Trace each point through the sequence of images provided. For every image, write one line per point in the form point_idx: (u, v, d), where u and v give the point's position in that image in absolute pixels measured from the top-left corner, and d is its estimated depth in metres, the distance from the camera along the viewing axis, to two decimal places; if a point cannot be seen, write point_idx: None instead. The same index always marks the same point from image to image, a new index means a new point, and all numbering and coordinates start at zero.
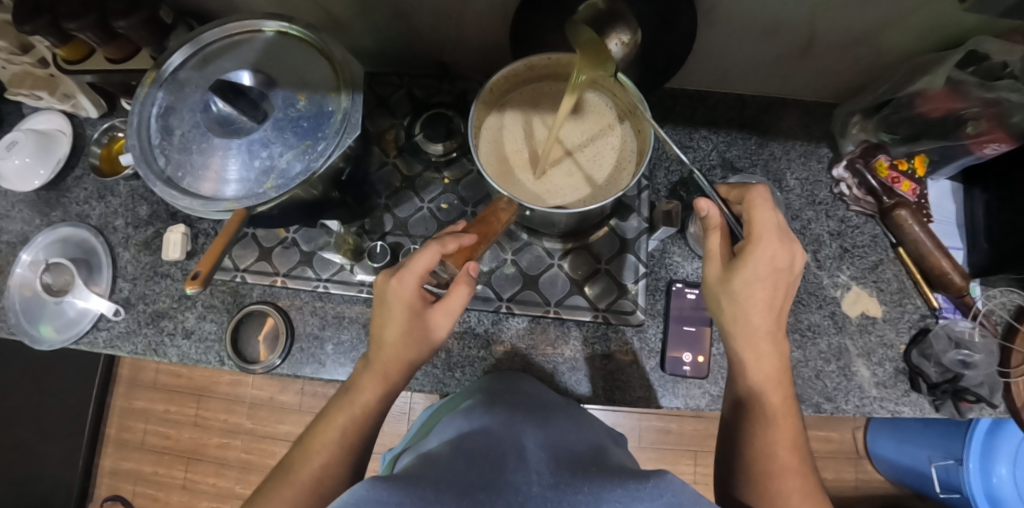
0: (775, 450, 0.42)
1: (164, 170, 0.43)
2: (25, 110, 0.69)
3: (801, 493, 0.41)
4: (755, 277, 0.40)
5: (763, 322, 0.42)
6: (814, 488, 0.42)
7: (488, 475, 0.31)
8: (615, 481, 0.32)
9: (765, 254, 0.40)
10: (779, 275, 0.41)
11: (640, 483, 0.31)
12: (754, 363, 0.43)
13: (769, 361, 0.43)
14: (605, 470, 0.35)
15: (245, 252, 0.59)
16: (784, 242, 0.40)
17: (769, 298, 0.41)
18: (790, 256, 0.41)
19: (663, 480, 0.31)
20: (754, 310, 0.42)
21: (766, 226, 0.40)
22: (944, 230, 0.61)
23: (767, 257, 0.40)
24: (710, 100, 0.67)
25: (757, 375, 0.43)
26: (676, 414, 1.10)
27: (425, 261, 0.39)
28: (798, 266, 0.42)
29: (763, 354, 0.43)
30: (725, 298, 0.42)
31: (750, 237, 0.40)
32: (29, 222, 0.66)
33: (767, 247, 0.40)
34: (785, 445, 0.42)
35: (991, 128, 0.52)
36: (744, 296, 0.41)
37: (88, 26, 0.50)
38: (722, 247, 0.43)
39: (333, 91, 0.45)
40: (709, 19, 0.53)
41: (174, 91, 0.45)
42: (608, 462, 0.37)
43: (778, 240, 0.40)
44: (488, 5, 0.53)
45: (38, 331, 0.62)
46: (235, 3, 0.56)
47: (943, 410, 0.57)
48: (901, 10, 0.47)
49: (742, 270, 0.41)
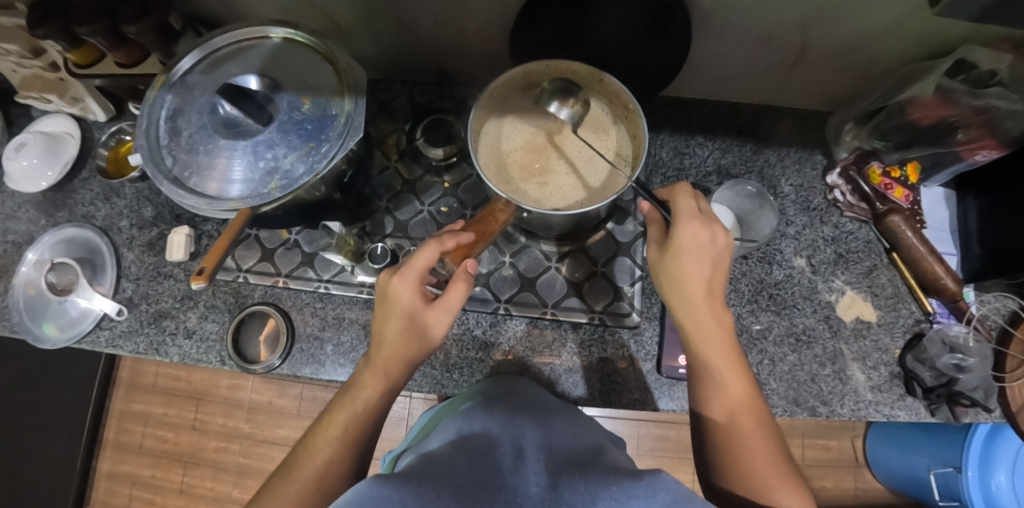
0: (735, 426, 0.42)
1: (171, 170, 0.45)
2: (34, 114, 0.71)
3: (767, 459, 0.40)
4: (684, 252, 0.43)
5: (698, 292, 0.43)
6: (779, 450, 0.41)
7: (488, 477, 0.32)
8: (610, 479, 0.32)
9: (688, 232, 0.43)
10: (704, 247, 0.43)
11: (634, 482, 0.32)
12: (697, 334, 0.43)
13: (715, 330, 0.43)
14: (602, 468, 0.35)
15: (248, 253, 0.61)
16: (705, 222, 0.44)
17: (702, 270, 0.43)
18: (712, 233, 0.43)
19: (657, 477, 0.32)
20: (689, 281, 0.43)
21: (687, 209, 0.44)
22: (937, 236, 0.62)
23: (692, 235, 0.43)
24: (706, 108, 0.68)
25: (704, 345, 0.43)
26: (674, 422, 1.10)
27: (424, 259, 0.39)
28: (723, 241, 0.44)
29: (703, 323, 0.43)
30: (663, 278, 0.45)
31: (674, 219, 0.44)
32: (35, 223, 0.67)
33: (689, 225, 0.43)
34: (744, 422, 0.42)
35: (980, 135, 0.53)
36: (676, 270, 0.43)
37: (99, 30, 0.51)
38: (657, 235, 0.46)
39: (336, 95, 0.47)
40: (704, 28, 0.54)
41: (182, 94, 0.47)
42: (606, 461, 0.37)
43: (697, 219, 0.43)
44: (488, 13, 0.54)
45: (42, 330, 0.62)
46: (242, 10, 0.58)
47: (939, 414, 0.57)
48: (890, 18, 0.48)
49: (671, 247, 0.43)
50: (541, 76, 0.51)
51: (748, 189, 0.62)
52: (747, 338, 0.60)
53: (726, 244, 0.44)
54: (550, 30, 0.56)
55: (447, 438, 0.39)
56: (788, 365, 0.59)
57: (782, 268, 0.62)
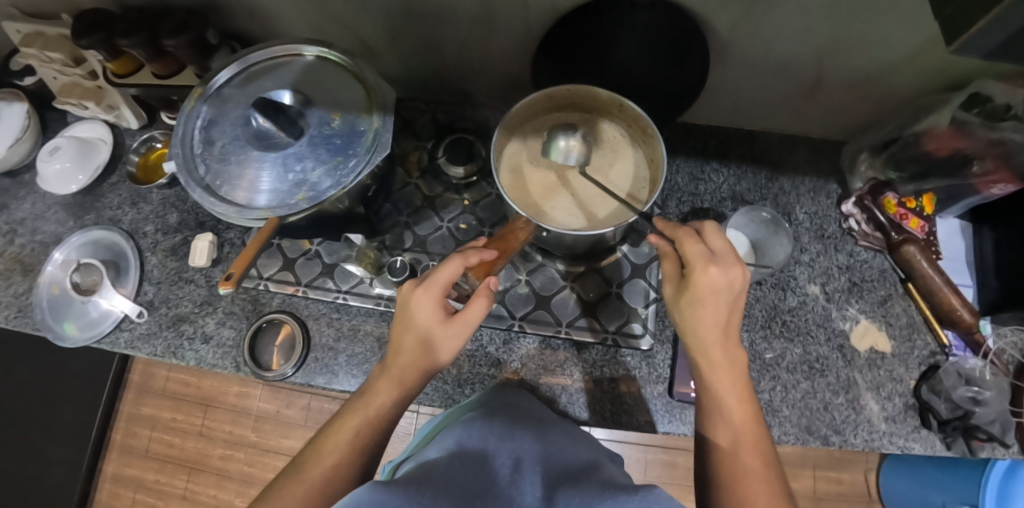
0: (745, 477, 0.40)
1: (203, 178, 0.46)
2: (69, 120, 0.73)
3: (768, 498, 0.39)
4: (700, 297, 0.40)
5: (711, 334, 0.41)
6: (781, 492, 0.40)
7: (484, 489, 0.32)
8: (605, 493, 0.32)
9: (703, 279, 0.40)
10: (721, 292, 0.40)
11: (628, 496, 0.31)
12: (711, 373, 0.42)
13: (729, 369, 0.42)
14: (599, 482, 0.34)
15: (270, 261, 0.62)
16: (722, 266, 0.40)
17: (718, 316, 0.41)
18: (729, 280, 0.40)
19: (651, 493, 0.31)
20: (706, 325, 0.41)
21: (700, 253, 0.40)
22: (953, 266, 0.62)
23: (706, 282, 0.40)
24: (722, 135, 0.69)
25: (715, 380, 0.42)
26: (682, 448, 1.09)
27: (448, 272, 0.40)
28: (741, 284, 0.40)
29: (717, 362, 0.42)
30: (677, 316, 0.43)
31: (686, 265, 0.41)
32: (64, 224, 0.69)
33: (705, 271, 0.40)
34: (756, 478, 0.40)
35: (996, 167, 0.54)
36: (688, 313, 0.42)
37: (141, 41, 0.54)
38: (673, 269, 0.43)
39: (365, 112, 0.48)
40: (723, 57, 0.55)
41: (217, 105, 0.49)
42: (604, 474, 0.36)
43: (712, 265, 0.40)
44: (513, 39, 0.56)
45: (63, 329, 0.64)
46: (277, 30, 0.60)
47: (954, 448, 0.56)
48: (905, 51, 0.49)
49: (685, 292, 0.41)
50: (562, 98, 0.53)
51: (763, 215, 0.62)
52: (759, 364, 0.59)
53: (745, 287, 0.41)
54: (572, 57, 0.57)
55: (445, 447, 0.37)
56: (800, 393, 0.58)
57: (796, 295, 0.62)
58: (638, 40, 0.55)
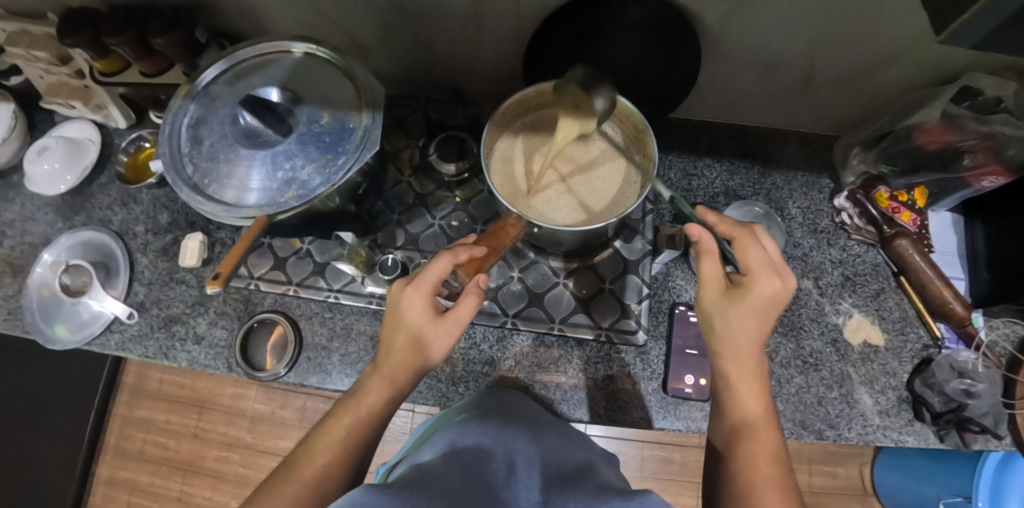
0: (757, 485, 0.39)
1: (191, 177, 0.46)
2: (57, 119, 0.73)
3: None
4: (752, 305, 0.41)
5: (750, 342, 0.42)
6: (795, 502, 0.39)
7: (480, 492, 0.31)
8: (600, 497, 0.32)
9: (764, 288, 0.41)
10: (774, 303, 0.42)
11: (624, 501, 0.31)
12: (739, 381, 0.43)
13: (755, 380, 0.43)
14: (594, 486, 0.34)
15: (260, 261, 0.61)
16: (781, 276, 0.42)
17: (761, 325, 0.42)
18: (783, 292, 0.42)
19: (646, 498, 0.31)
20: (750, 332, 0.42)
21: (763, 261, 0.42)
22: (944, 260, 0.62)
23: (766, 291, 0.41)
24: (714, 131, 0.69)
25: (745, 390, 0.43)
26: (679, 445, 1.09)
27: (438, 269, 0.40)
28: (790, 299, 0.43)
29: (747, 369, 0.43)
30: (719, 321, 0.43)
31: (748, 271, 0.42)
32: (53, 225, 0.69)
33: (768, 280, 0.41)
34: (769, 487, 0.39)
35: (987, 160, 0.54)
36: (734, 318, 0.42)
37: (128, 40, 0.53)
38: (716, 273, 0.43)
39: (355, 109, 0.48)
40: (714, 53, 0.55)
41: (205, 103, 0.48)
42: (599, 477, 0.36)
43: (771, 273, 0.41)
44: (503, 35, 0.56)
45: (53, 331, 0.63)
46: (265, 27, 0.60)
47: (948, 440, 0.56)
48: (894, 45, 0.50)
49: (741, 298, 0.41)
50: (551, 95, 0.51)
51: (756, 210, 0.64)
52: None
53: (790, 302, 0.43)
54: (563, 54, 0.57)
55: (439, 449, 0.37)
56: (795, 387, 0.58)
57: None
58: (628, 33, 0.54)
